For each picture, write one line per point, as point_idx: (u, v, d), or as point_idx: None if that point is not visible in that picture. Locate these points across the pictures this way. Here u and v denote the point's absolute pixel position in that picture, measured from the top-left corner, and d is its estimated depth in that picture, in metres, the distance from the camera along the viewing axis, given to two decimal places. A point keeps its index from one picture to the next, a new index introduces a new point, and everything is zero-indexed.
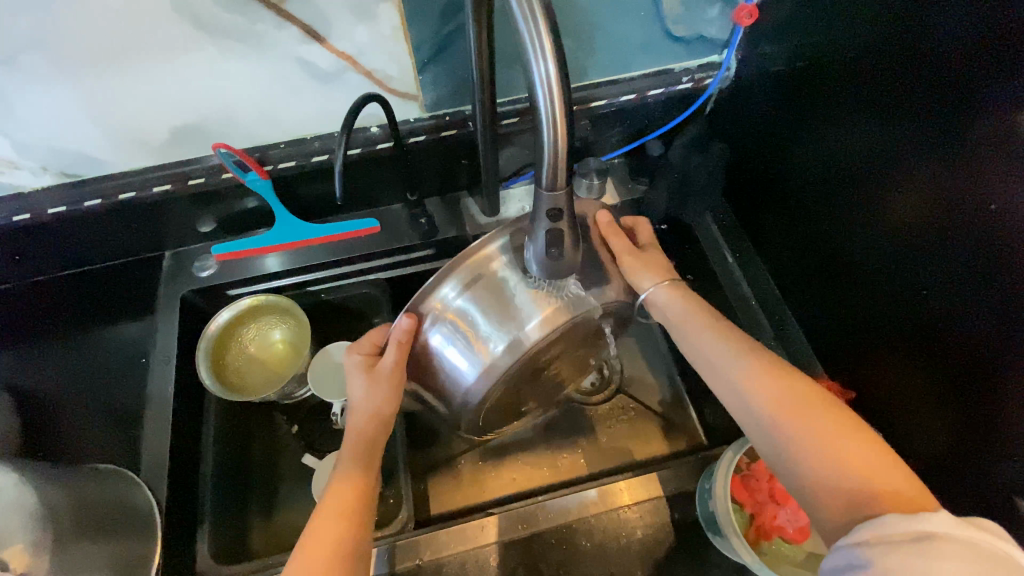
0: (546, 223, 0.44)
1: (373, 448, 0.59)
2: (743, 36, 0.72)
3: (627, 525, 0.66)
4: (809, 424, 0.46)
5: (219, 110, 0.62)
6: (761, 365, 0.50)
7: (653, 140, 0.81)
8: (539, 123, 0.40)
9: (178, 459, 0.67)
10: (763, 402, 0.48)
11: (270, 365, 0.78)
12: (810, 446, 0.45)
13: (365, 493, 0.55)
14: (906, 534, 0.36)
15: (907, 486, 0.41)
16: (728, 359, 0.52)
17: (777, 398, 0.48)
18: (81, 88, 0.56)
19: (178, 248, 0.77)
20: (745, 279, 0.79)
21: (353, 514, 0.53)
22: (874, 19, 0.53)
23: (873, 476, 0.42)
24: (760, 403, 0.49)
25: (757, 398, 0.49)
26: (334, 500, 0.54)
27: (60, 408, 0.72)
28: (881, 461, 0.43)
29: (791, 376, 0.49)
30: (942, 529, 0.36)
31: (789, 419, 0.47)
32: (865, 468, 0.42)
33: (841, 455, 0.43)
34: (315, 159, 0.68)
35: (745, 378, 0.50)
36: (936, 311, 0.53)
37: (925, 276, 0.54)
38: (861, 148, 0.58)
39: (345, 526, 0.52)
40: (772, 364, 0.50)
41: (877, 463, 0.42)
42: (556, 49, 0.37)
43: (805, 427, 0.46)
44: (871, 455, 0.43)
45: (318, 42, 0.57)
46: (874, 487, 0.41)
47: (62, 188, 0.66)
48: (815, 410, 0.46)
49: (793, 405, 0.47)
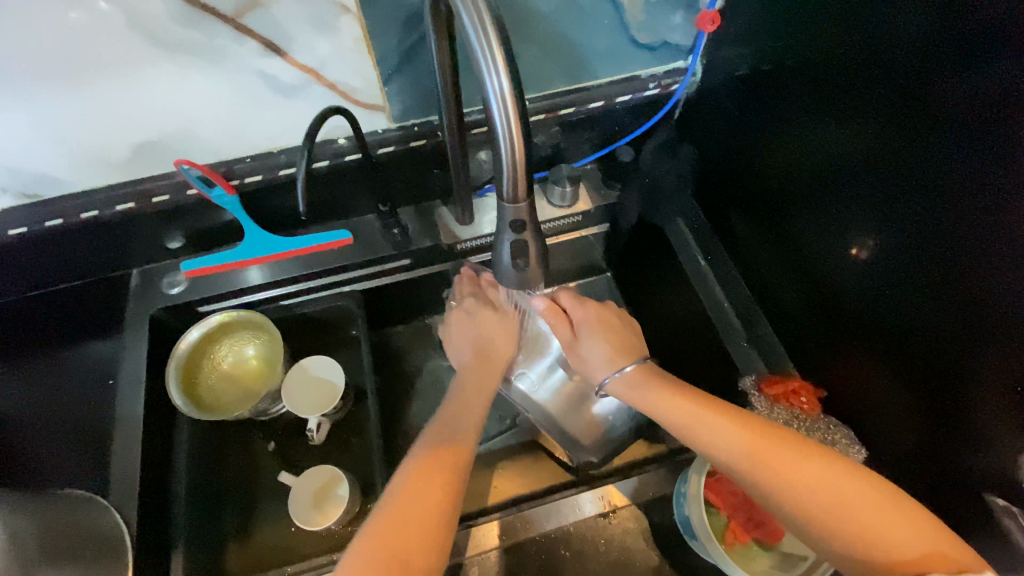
0: (510, 235, 0.45)
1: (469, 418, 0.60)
2: (707, 42, 0.73)
3: (608, 531, 0.66)
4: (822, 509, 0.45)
5: (183, 125, 0.61)
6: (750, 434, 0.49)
7: (624, 146, 0.83)
8: (496, 136, 0.40)
9: (149, 481, 0.66)
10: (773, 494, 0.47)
11: (244, 382, 0.76)
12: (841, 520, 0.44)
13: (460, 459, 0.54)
14: None
15: (941, 548, 0.41)
16: (713, 430, 0.51)
17: (798, 472, 0.46)
18: (35, 107, 0.55)
19: (145, 266, 0.75)
20: (718, 281, 0.78)
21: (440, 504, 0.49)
22: (831, 26, 0.54)
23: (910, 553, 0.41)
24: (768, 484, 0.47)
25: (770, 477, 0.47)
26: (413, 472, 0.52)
27: (24, 435, 0.70)
28: (905, 521, 0.42)
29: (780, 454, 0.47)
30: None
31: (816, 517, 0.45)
32: (892, 541, 0.42)
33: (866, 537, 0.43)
34: (281, 172, 0.68)
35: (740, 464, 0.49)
36: (921, 320, 0.53)
37: (897, 277, 0.54)
38: (829, 150, 0.59)
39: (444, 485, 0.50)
40: (754, 436, 0.49)
41: (906, 533, 0.42)
42: (509, 61, 0.37)
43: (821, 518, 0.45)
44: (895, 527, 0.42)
45: (280, 55, 0.57)
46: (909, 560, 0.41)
47: (22, 209, 0.64)
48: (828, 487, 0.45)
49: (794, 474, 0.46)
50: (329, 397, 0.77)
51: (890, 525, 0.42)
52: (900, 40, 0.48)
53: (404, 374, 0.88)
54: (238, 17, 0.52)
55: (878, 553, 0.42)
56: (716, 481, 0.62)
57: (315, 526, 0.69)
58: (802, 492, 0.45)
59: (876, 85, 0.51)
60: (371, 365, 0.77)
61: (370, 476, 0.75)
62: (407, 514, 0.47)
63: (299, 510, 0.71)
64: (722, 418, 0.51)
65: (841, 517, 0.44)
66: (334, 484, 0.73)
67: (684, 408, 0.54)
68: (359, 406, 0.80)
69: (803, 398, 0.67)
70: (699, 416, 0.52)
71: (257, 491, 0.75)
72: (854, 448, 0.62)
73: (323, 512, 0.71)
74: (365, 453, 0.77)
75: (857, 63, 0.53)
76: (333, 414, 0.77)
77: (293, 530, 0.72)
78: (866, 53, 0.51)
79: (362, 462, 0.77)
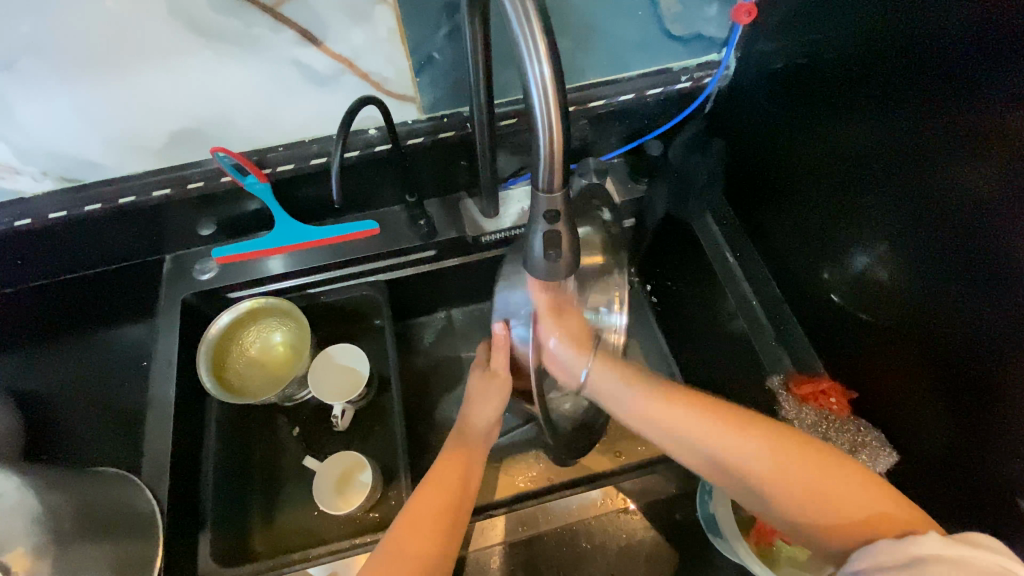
0: (543, 225, 0.44)
1: (476, 438, 0.65)
2: (741, 36, 0.71)
3: (629, 527, 0.66)
4: (767, 468, 0.49)
5: (219, 113, 0.62)
6: (714, 411, 0.52)
7: (652, 141, 0.80)
8: (534, 125, 0.39)
9: (180, 460, 0.67)
10: (724, 457, 0.51)
11: (271, 367, 0.78)
12: (793, 489, 0.48)
13: (468, 473, 0.61)
14: (898, 559, 0.41)
15: (895, 510, 0.46)
16: (706, 438, 0.51)
17: (757, 456, 0.49)
18: (77, 95, 0.56)
19: (178, 252, 0.77)
20: (746, 279, 0.77)
21: (456, 514, 0.58)
22: (872, 19, 0.52)
23: (863, 509, 0.46)
24: (729, 455, 0.50)
25: (728, 454, 0.51)
26: (440, 475, 0.60)
27: (63, 414, 0.73)
28: (850, 484, 0.47)
29: (721, 426, 0.51)
30: (933, 549, 0.40)
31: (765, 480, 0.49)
32: (839, 502, 0.47)
33: (812, 496, 0.47)
34: (313, 162, 0.69)
35: (701, 437, 0.52)
36: (918, 301, 0.55)
37: (940, 292, 0.52)
38: (866, 148, 0.57)
39: (448, 504, 0.58)
40: (703, 407, 0.53)
41: (855, 493, 0.47)
42: (550, 49, 0.37)
43: (779, 478, 0.49)
44: (852, 489, 0.47)
45: (315, 45, 0.57)
46: (860, 521, 0.46)
47: (64, 192, 0.66)
48: (761, 450, 0.50)
49: (768, 446, 0.50)
50: (354, 384, 0.79)
51: (838, 488, 0.47)
52: (946, 32, 0.46)
53: (425, 365, 0.89)
54: (277, 7, 0.53)
55: (826, 517, 0.47)
56: None
57: (340, 510, 0.71)
58: (751, 458, 0.50)
59: (909, 80, 0.50)
60: (395, 354, 0.78)
61: (392, 463, 0.76)
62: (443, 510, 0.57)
63: (323, 494, 0.72)
64: (692, 410, 0.53)
65: (776, 472, 0.49)
66: (357, 470, 0.74)
67: (649, 400, 0.55)
68: (383, 395, 0.81)
69: (832, 398, 0.67)
70: (672, 411, 0.53)
71: (282, 476, 0.76)
72: (885, 450, 0.62)
73: (346, 497, 0.72)
74: (388, 441, 0.78)
75: (894, 60, 0.51)
76: (357, 401, 0.78)
77: (316, 514, 0.74)
78: (905, 44, 0.50)
79: (385, 450, 0.78)
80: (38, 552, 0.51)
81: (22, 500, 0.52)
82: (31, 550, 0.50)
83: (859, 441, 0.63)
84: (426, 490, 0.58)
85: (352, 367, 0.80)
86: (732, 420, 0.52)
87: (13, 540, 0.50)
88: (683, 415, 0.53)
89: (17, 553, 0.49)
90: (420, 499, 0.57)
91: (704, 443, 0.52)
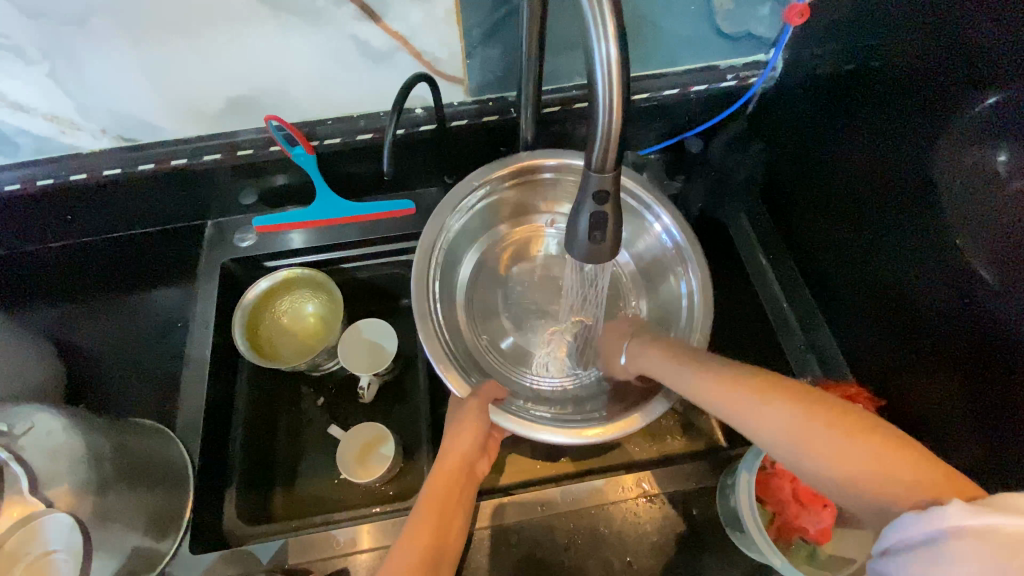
0: (591, 205, 0.44)
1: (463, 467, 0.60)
2: (791, 37, 0.71)
3: (647, 516, 0.65)
4: (792, 434, 0.41)
5: (276, 84, 0.64)
6: (735, 381, 0.46)
7: (693, 137, 0.83)
8: (595, 106, 0.40)
9: (211, 417, 0.70)
10: (754, 430, 0.43)
11: (302, 336, 0.80)
12: (821, 458, 0.39)
13: (457, 496, 0.58)
14: (918, 535, 0.32)
15: (917, 473, 0.35)
16: (718, 399, 0.47)
17: (772, 424, 0.42)
18: (139, 56, 0.58)
19: (220, 218, 0.80)
20: (777, 280, 0.78)
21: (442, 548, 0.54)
22: (923, 25, 0.52)
23: (888, 471, 0.36)
24: (760, 432, 0.43)
25: (758, 426, 0.43)
26: (431, 500, 0.56)
27: (103, 364, 0.76)
28: (870, 450, 0.37)
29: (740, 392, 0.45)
30: (956, 522, 0.31)
31: (792, 451, 0.41)
32: (864, 469, 0.37)
33: (842, 469, 0.38)
34: (360, 137, 0.71)
35: (721, 403, 0.47)
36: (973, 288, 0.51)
37: (997, 287, 0.49)
38: (904, 151, 0.57)
39: (435, 536, 0.54)
40: (725, 376, 0.47)
41: (871, 456, 0.37)
42: (619, 30, 0.37)
43: (802, 448, 0.40)
44: (868, 455, 0.37)
45: (374, 21, 0.58)
46: (890, 487, 0.36)
47: (120, 150, 0.68)
48: (780, 420, 0.42)
49: (784, 416, 0.41)
50: (381, 359, 0.80)
51: (859, 453, 0.37)
52: (998, 39, 0.45)
53: None
54: None
55: (852, 486, 0.37)
56: (765, 474, 0.61)
57: (359, 479, 0.72)
58: (771, 431, 0.42)
59: (956, 86, 0.50)
60: None
61: (414, 437, 0.78)
62: (434, 540, 0.54)
63: (345, 464, 0.73)
64: (711, 377, 0.49)
65: (799, 444, 0.40)
66: (378, 443, 0.75)
67: (678, 364, 0.54)
68: (407, 371, 0.82)
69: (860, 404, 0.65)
70: (686, 373, 0.51)
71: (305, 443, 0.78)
72: None
73: (367, 469, 0.73)
74: (410, 417, 0.79)
75: (942, 66, 0.51)
76: (383, 374, 0.79)
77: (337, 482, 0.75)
78: (956, 50, 0.50)
79: (407, 425, 0.79)
80: (80, 492, 0.53)
81: (68, 441, 0.54)
82: (74, 489, 0.52)
83: None
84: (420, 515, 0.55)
85: (378, 342, 0.81)
86: (749, 386, 0.45)
87: (56, 479, 0.52)
88: (706, 378, 0.49)
89: (60, 490, 0.51)
90: (411, 530, 0.54)
91: (724, 406, 0.46)
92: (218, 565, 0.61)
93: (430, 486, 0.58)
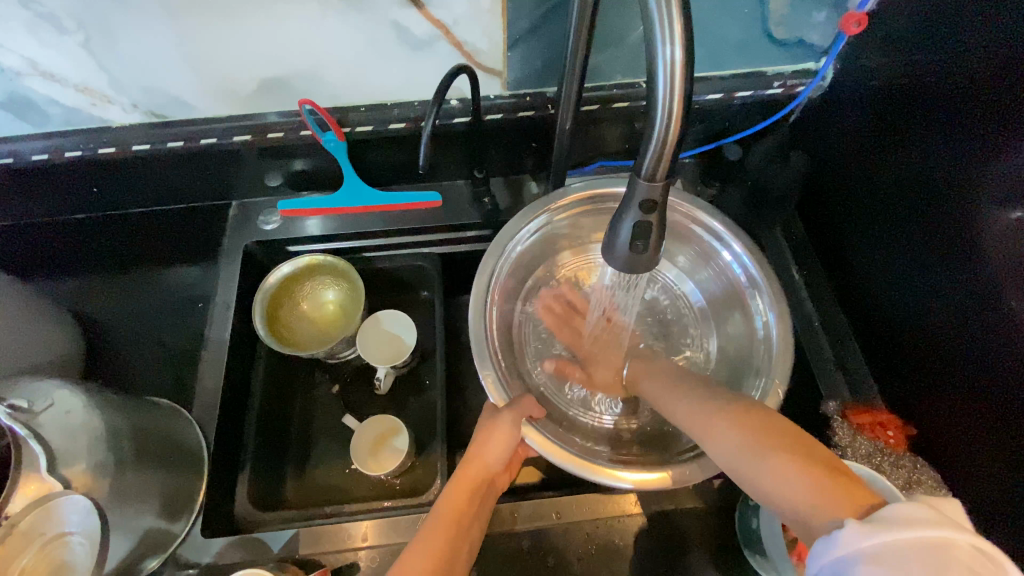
0: (636, 214, 0.42)
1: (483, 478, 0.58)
2: (845, 46, 0.68)
3: (662, 531, 0.64)
4: (747, 452, 0.45)
5: (311, 67, 0.62)
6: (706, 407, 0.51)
7: (732, 144, 0.79)
8: (652, 112, 0.38)
9: (227, 400, 0.69)
10: (717, 451, 0.48)
11: (320, 324, 0.79)
12: (765, 472, 0.43)
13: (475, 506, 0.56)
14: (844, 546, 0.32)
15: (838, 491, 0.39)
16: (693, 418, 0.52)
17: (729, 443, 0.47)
18: (175, 32, 0.56)
19: (245, 200, 0.79)
20: (810, 299, 0.76)
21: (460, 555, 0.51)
22: (984, 41, 0.51)
23: (820, 494, 0.39)
24: (721, 451, 0.47)
25: (720, 446, 0.47)
26: (448, 505, 0.54)
27: (121, 339, 0.76)
28: (802, 471, 0.41)
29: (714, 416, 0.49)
30: (857, 546, 0.32)
31: (744, 469, 0.45)
32: (795, 484, 0.41)
33: (780, 486, 0.42)
34: (391, 126, 0.69)
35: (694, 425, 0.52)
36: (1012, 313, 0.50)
37: None
38: (948, 170, 0.56)
39: (453, 541, 0.51)
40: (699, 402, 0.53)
41: (800, 474, 0.41)
42: (686, 34, 0.36)
43: (753, 460, 0.44)
44: (804, 478, 0.41)
45: (417, 8, 0.56)
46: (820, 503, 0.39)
47: (150, 126, 0.67)
48: (736, 439, 0.46)
49: (743, 440, 0.46)
50: (399, 351, 0.79)
51: (795, 476, 0.41)
52: None
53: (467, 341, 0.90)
54: None
55: (789, 500, 0.41)
56: None
57: (371, 471, 0.71)
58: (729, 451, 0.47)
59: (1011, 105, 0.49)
60: (443, 325, 0.78)
61: (427, 433, 0.77)
62: (453, 544, 0.51)
63: (358, 452, 0.73)
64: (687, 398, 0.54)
65: (747, 460, 0.45)
66: (391, 436, 0.74)
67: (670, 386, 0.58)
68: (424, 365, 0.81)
69: (890, 432, 0.64)
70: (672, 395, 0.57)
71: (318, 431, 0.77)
72: (941, 492, 0.58)
73: (379, 462, 0.73)
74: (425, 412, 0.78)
75: (998, 85, 0.50)
76: (400, 367, 0.78)
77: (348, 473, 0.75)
78: (1014, 69, 0.48)
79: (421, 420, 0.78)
80: (96, 471, 0.52)
81: (88, 418, 0.54)
82: (90, 468, 0.52)
83: (916, 478, 0.59)
84: (438, 517, 0.53)
85: (397, 334, 0.80)
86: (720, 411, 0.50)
87: (74, 457, 0.52)
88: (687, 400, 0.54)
89: (77, 469, 0.51)
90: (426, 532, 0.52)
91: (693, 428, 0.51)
92: (226, 549, 0.61)
93: (448, 491, 0.56)
